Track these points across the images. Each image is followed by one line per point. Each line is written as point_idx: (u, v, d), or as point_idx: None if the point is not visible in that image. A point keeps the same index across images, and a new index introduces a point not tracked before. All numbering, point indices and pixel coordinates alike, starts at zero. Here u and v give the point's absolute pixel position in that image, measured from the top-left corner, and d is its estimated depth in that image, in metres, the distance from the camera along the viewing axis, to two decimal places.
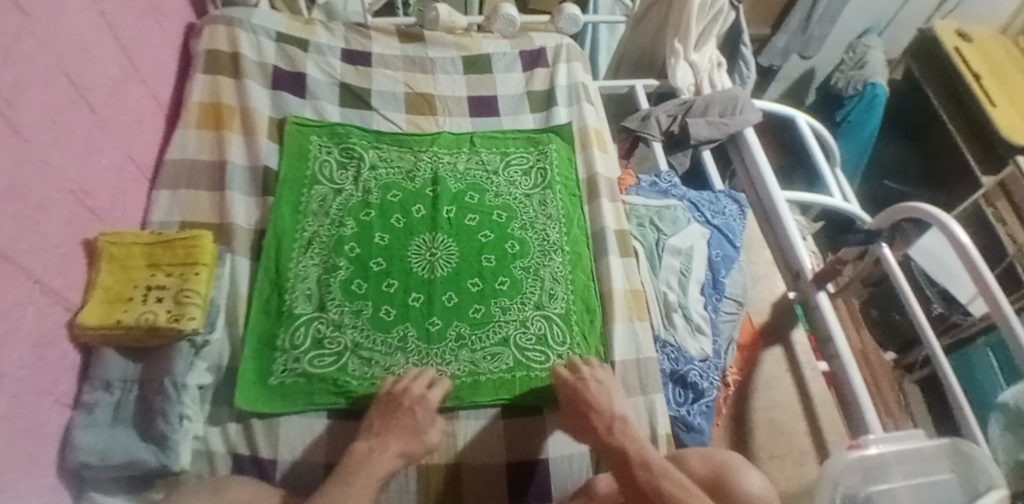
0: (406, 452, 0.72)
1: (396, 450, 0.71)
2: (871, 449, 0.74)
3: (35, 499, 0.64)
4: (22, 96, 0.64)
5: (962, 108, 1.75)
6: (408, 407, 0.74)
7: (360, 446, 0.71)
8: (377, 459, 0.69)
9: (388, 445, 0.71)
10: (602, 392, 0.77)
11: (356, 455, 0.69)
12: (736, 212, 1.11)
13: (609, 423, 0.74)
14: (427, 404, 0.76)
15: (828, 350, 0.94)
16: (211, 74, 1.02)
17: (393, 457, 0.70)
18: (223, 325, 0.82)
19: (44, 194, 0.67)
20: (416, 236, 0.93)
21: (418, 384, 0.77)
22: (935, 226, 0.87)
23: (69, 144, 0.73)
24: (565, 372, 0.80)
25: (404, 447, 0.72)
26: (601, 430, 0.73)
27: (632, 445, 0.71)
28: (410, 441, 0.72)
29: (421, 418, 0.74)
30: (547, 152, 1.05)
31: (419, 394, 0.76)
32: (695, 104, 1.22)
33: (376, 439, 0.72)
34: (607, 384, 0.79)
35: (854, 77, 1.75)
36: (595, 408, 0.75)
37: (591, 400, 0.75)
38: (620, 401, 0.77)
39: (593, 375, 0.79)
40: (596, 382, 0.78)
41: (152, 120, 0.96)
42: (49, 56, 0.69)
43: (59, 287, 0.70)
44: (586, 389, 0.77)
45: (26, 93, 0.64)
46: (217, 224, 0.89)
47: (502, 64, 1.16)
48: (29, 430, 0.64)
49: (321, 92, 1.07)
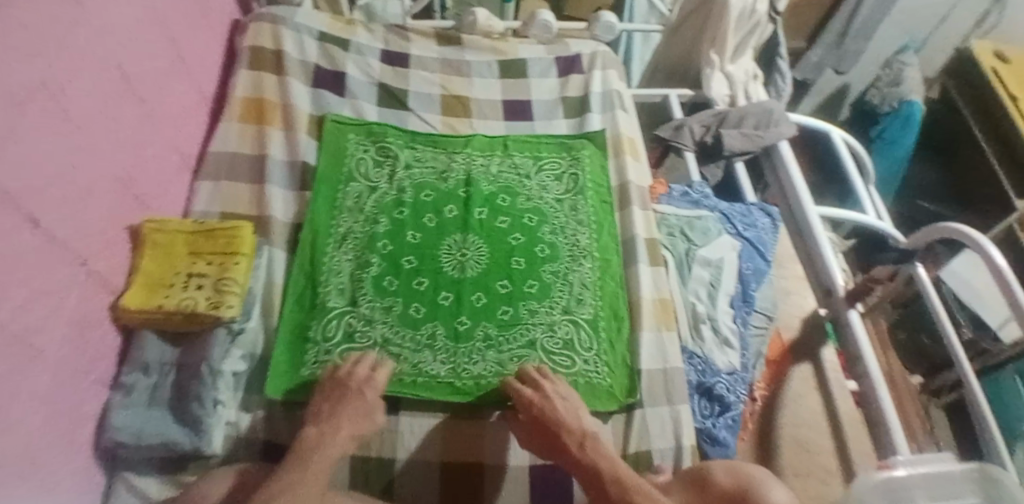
0: (356, 435, 0.72)
1: (346, 432, 0.71)
2: (900, 471, 0.70)
3: (70, 474, 0.66)
4: (76, 84, 0.67)
5: (997, 129, 1.70)
6: (354, 390, 0.74)
7: (308, 433, 0.70)
8: (331, 443, 0.69)
9: (341, 429, 0.71)
10: (568, 408, 0.75)
11: (305, 442, 0.68)
12: (769, 226, 1.10)
13: (580, 438, 0.72)
14: (374, 383, 0.76)
15: (857, 369, 0.92)
16: (254, 69, 1.05)
17: (346, 438, 0.70)
18: (258, 314, 0.84)
19: (93, 179, 0.70)
20: (447, 236, 0.94)
21: (359, 367, 0.77)
22: (971, 248, 0.86)
23: (118, 133, 0.76)
24: (527, 392, 0.77)
25: (355, 431, 0.72)
26: (570, 448, 0.72)
27: (598, 458, 0.70)
28: (360, 423, 0.72)
29: (370, 398, 0.74)
30: (580, 158, 1.05)
31: (365, 375, 0.76)
32: (729, 115, 1.21)
33: (324, 424, 0.71)
34: (565, 396, 0.77)
35: (890, 94, 1.72)
36: (562, 424, 0.74)
37: (555, 416, 0.74)
38: (581, 413, 0.76)
39: (554, 390, 0.77)
40: (556, 396, 0.76)
41: (196, 113, 0.99)
42: (103, 46, 0.72)
43: (104, 270, 0.73)
44: (551, 407, 0.75)
45: (78, 82, 0.67)
46: (256, 216, 0.92)
47: (538, 69, 1.17)
48: (69, 407, 0.66)
49: (360, 91, 1.09)
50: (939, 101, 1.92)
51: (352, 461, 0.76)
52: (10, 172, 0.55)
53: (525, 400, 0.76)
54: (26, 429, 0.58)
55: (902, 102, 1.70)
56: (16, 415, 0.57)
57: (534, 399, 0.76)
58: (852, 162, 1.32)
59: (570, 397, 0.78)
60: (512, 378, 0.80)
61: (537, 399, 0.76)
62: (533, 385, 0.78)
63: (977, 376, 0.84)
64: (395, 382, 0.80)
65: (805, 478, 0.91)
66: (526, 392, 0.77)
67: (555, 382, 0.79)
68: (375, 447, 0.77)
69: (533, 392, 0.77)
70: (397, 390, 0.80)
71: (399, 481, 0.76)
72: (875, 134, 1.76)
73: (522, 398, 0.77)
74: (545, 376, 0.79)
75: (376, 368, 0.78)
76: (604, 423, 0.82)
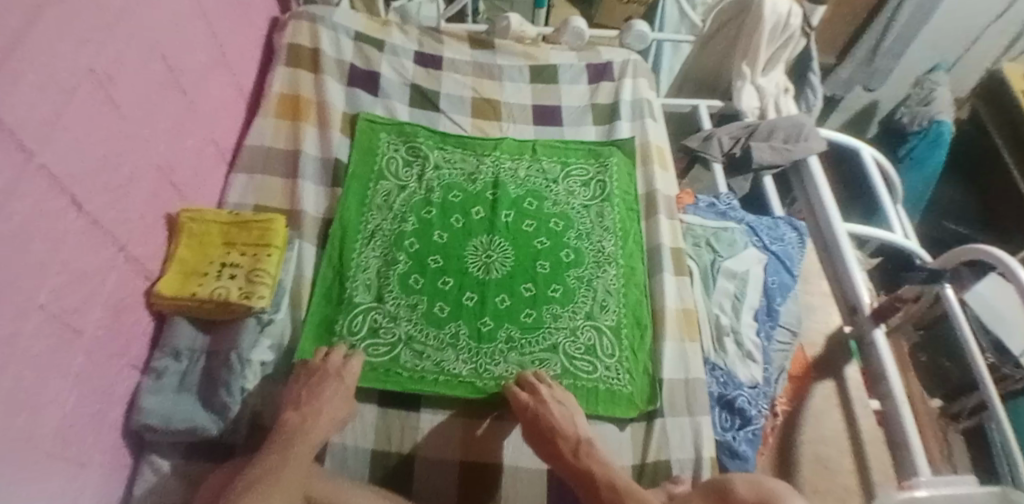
0: (337, 418, 0.73)
1: (327, 416, 0.72)
2: (922, 490, 0.69)
3: (99, 454, 0.68)
4: (124, 75, 0.69)
5: None
6: (332, 374, 0.76)
7: (289, 418, 0.71)
8: (314, 428, 0.70)
9: (323, 411, 0.72)
10: (562, 412, 0.76)
11: (287, 426, 0.70)
12: (795, 240, 1.09)
13: (575, 443, 0.73)
14: (350, 368, 0.77)
15: (880, 388, 0.90)
16: (291, 67, 1.07)
17: (327, 421, 0.72)
18: (287, 306, 0.85)
19: (135, 167, 0.72)
20: (473, 237, 0.95)
21: (333, 355, 0.78)
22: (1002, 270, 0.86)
23: (160, 123, 0.78)
24: (524, 397, 0.77)
25: (335, 414, 0.73)
26: (563, 451, 0.73)
27: (586, 460, 0.71)
28: (339, 406, 0.74)
29: (349, 381, 0.76)
30: (608, 165, 1.06)
31: (339, 363, 0.78)
32: (759, 128, 1.21)
33: (305, 408, 0.71)
34: (561, 400, 0.78)
35: (919, 114, 1.68)
36: (557, 428, 0.74)
37: (551, 421, 0.75)
38: (575, 417, 0.77)
39: (551, 395, 0.78)
40: (551, 400, 0.77)
41: (234, 108, 1.01)
42: (149, 39, 0.74)
43: (141, 256, 0.75)
44: (547, 412, 0.76)
45: (125, 72, 0.69)
46: (288, 210, 0.93)
47: (569, 75, 1.18)
48: (102, 387, 0.68)
49: (392, 91, 1.11)
50: (969, 122, 1.86)
51: (373, 454, 0.77)
52: (57, 156, 0.57)
53: (521, 405, 0.77)
54: (60, 406, 0.60)
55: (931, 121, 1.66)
56: (51, 392, 0.59)
57: (531, 403, 0.77)
58: (881, 181, 1.29)
59: (565, 401, 0.78)
60: (511, 383, 0.81)
61: (532, 404, 0.77)
62: (529, 390, 0.79)
63: (1001, 399, 0.85)
64: (418, 379, 0.81)
65: (824, 497, 0.89)
66: (523, 396, 0.77)
67: (552, 387, 0.79)
68: (395, 442, 0.78)
69: (531, 396, 0.78)
70: (419, 387, 0.80)
71: (417, 476, 0.77)
72: (902, 153, 1.73)
73: (518, 403, 0.77)
74: (544, 382, 0.80)
75: (348, 358, 0.79)
76: (621, 430, 0.82)
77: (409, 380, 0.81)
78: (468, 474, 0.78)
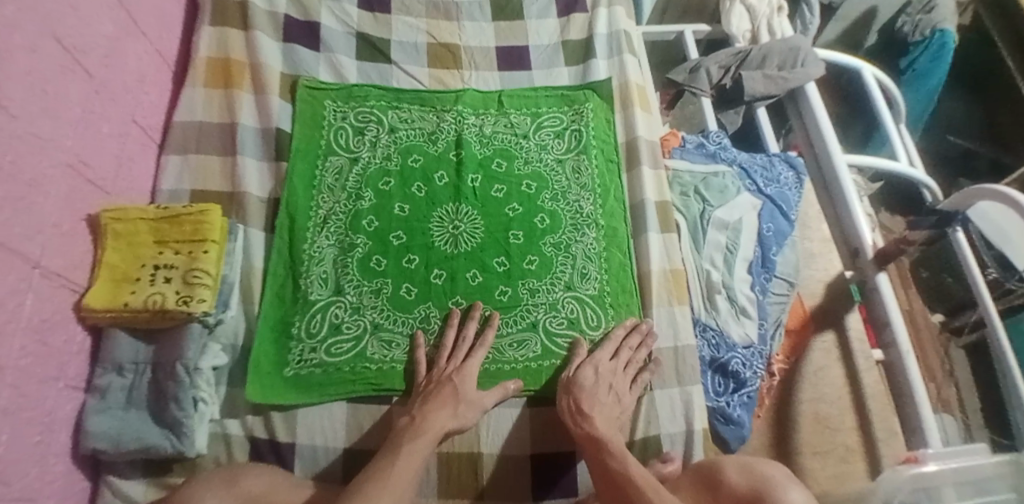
0: (455, 416, 0.69)
1: (437, 411, 0.69)
2: (930, 465, 0.63)
3: (47, 487, 0.62)
4: (9, 62, 0.57)
5: None
6: (445, 380, 0.73)
7: (401, 420, 0.70)
8: (427, 423, 0.68)
9: (433, 410, 0.69)
10: (613, 406, 0.72)
11: (400, 431, 0.68)
12: (793, 180, 1.00)
13: (611, 426, 0.69)
14: (464, 371, 0.73)
15: (884, 336, 0.80)
16: (218, 25, 0.94)
17: (437, 418, 0.69)
18: (238, 302, 0.79)
19: (39, 171, 0.62)
20: (438, 207, 0.87)
21: (451, 360, 0.75)
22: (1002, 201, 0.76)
23: (64, 113, 0.67)
24: (608, 362, 0.75)
25: (455, 406, 0.70)
26: (594, 422, 0.69)
27: (614, 436, 0.68)
28: (446, 401, 0.70)
29: (473, 374, 0.74)
30: (583, 112, 0.95)
31: (455, 368, 0.74)
32: (751, 54, 1.07)
33: (414, 410, 0.70)
34: (615, 388, 0.73)
35: (922, 22, 1.34)
36: (598, 409, 0.70)
37: (586, 408, 0.70)
38: (610, 410, 0.71)
39: (593, 381, 0.73)
40: (608, 386, 0.73)
41: (157, 79, 0.90)
42: (36, 15, 0.62)
43: (64, 269, 0.66)
44: (599, 400, 0.71)
45: (12, 59, 0.57)
46: (229, 194, 0.84)
47: (536, 9, 1.05)
48: (39, 416, 0.61)
49: (336, 43, 0.98)
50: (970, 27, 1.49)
51: (345, 452, 0.73)
52: None
53: (592, 364, 0.74)
54: None
55: (933, 31, 1.33)
56: None
57: (607, 371, 0.74)
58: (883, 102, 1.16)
59: (621, 392, 0.74)
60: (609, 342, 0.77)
61: (601, 375, 0.74)
62: (615, 360, 0.76)
63: (1004, 329, 0.76)
64: (389, 372, 0.76)
65: (822, 457, 0.87)
66: (604, 362, 0.75)
67: (627, 383, 0.75)
68: (367, 435, 0.74)
69: (614, 367, 0.75)
70: (391, 381, 0.76)
71: None
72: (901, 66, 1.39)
73: (592, 359, 0.75)
74: (629, 374, 0.75)
75: (473, 355, 0.75)
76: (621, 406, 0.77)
77: (379, 374, 0.76)
78: (452, 465, 0.74)
